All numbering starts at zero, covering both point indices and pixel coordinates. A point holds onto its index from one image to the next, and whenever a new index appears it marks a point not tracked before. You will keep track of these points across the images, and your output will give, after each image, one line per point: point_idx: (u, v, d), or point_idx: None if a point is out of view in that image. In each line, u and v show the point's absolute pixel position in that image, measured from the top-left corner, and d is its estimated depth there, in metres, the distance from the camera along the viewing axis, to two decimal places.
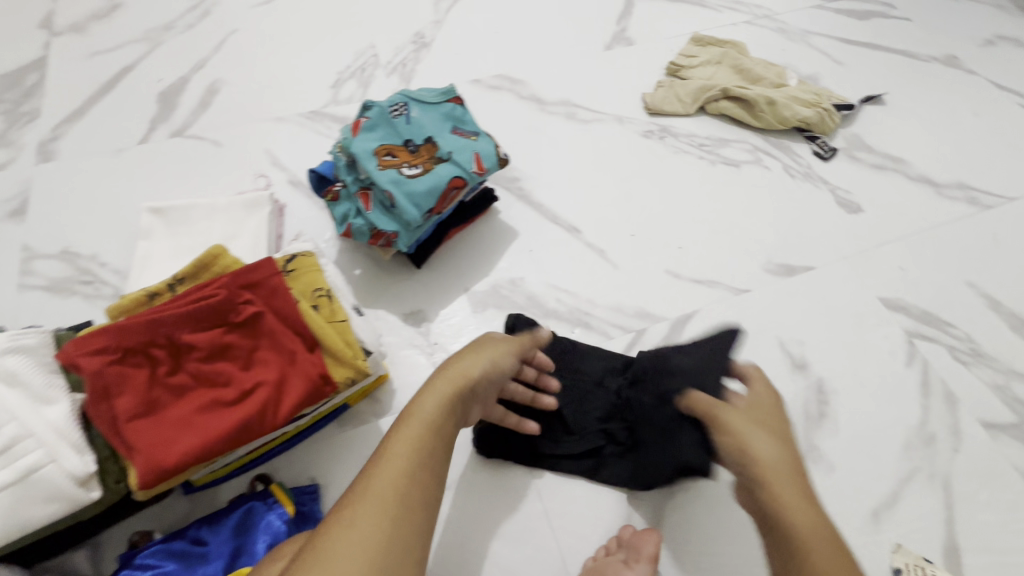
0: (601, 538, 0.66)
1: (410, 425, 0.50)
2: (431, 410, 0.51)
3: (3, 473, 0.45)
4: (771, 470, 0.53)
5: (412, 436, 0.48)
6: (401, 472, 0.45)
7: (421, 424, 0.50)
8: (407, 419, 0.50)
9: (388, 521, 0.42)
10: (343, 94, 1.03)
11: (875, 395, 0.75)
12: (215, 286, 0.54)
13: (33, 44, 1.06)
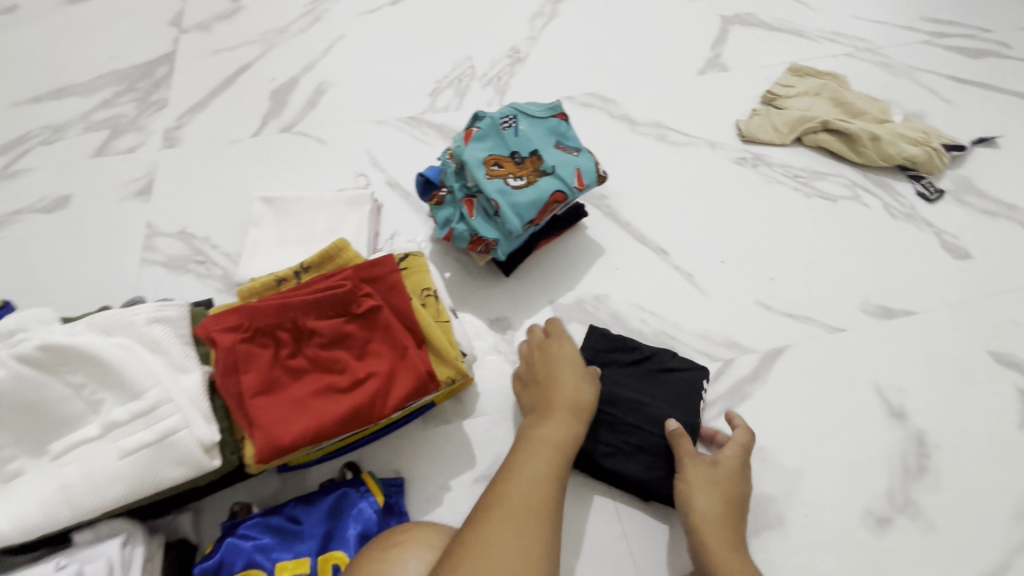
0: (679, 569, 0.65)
1: (535, 446, 0.60)
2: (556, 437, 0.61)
3: (146, 433, 0.48)
4: (707, 520, 0.60)
5: (539, 456, 0.58)
6: (540, 485, 0.54)
7: (546, 444, 0.60)
8: (533, 440, 0.61)
9: (534, 522, 0.51)
10: (440, 102, 1.07)
11: (980, 454, 0.71)
12: (339, 278, 0.56)
13: (162, 38, 1.15)
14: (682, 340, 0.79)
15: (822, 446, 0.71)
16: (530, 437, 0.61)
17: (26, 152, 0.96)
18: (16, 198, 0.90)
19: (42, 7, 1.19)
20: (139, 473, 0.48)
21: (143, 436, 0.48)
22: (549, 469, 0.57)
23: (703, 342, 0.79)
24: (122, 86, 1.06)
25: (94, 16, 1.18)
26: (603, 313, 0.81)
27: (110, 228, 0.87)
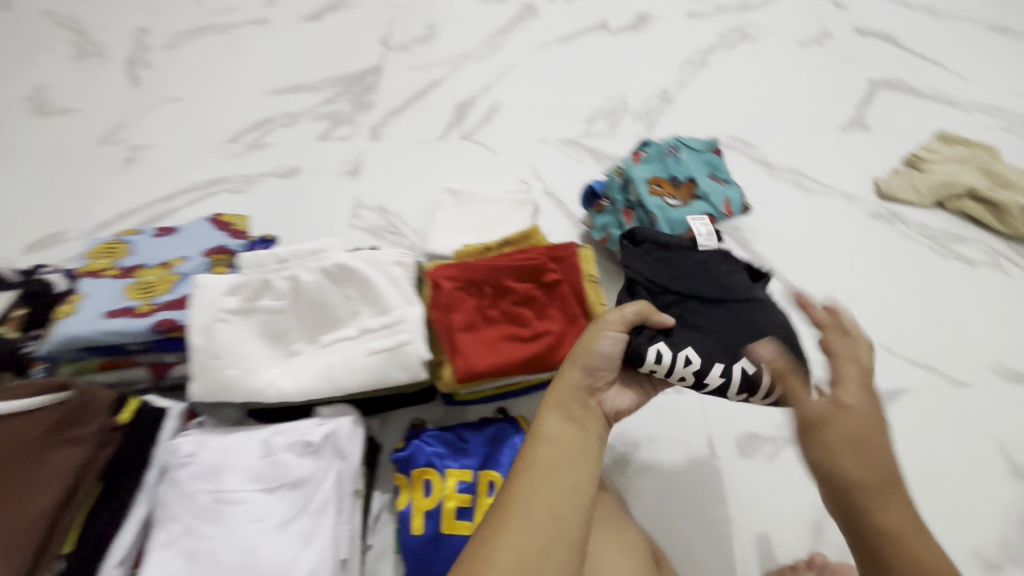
0: (782, 559, 0.72)
1: (537, 446, 0.51)
2: (555, 429, 0.52)
3: (386, 341, 0.65)
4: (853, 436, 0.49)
5: (546, 461, 0.50)
6: (535, 496, 0.47)
7: (552, 443, 0.51)
8: (534, 438, 0.52)
9: (533, 544, 0.45)
10: (595, 129, 1.22)
11: None
12: (532, 253, 0.71)
13: (373, 53, 1.40)
14: None
15: (936, 487, 0.76)
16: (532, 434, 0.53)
17: (270, 130, 1.22)
18: (261, 163, 1.15)
19: (286, 22, 1.50)
20: (378, 368, 0.65)
21: (384, 343, 0.65)
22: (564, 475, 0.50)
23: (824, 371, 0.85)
24: (341, 87, 1.31)
25: (323, 31, 1.46)
26: None
27: (326, 195, 1.09)
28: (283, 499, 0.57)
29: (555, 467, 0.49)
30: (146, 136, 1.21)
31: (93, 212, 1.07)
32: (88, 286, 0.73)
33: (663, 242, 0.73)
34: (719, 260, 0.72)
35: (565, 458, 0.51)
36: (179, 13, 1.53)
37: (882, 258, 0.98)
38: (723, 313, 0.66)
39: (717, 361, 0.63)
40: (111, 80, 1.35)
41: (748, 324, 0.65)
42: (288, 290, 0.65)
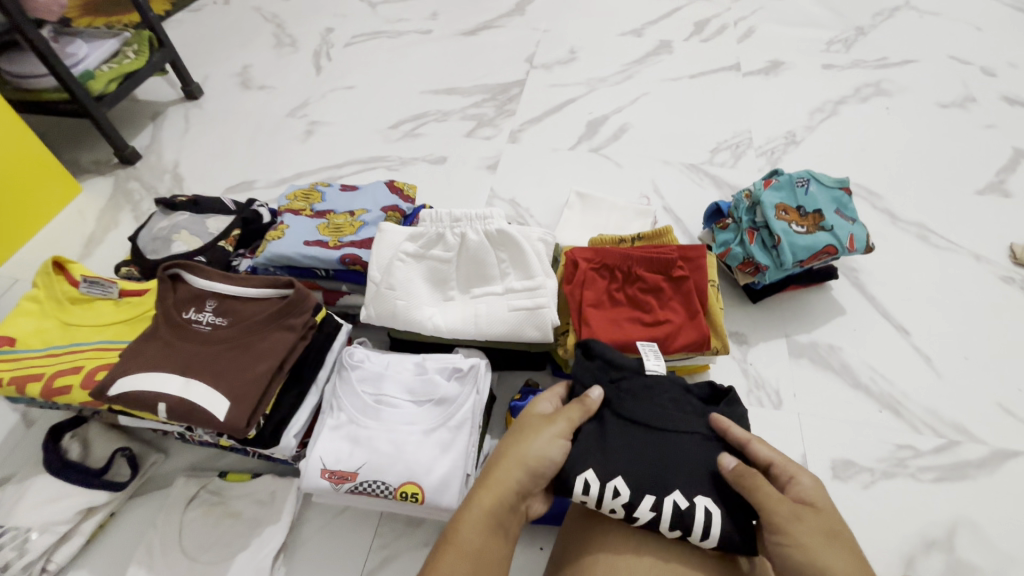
0: None
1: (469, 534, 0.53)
2: (473, 536, 0.53)
3: (527, 302, 0.75)
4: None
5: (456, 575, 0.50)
6: None
7: (487, 539, 0.53)
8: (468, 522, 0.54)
9: None
10: (718, 159, 1.28)
11: None
12: (664, 250, 0.78)
13: (519, 69, 1.56)
14: (910, 407, 0.86)
15: None
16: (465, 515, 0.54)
17: (424, 122, 1.39)
18: (414, 149, 1.32)
19: (446, 35, 1.70)
20: (516, 324, 0.74)
21: (525, 304, 0.74)
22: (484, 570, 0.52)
23: (931, 417, 0.85)
24: (487, 94, 1.47)
25: (476, 46, 1.65)
26: (834, 360, 0.91)
27: (467, 183, 1.23)
28: (430, 411, 0.68)
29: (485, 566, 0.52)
30: (324, 115, 1.42)
31: (275, 168, 1.28)
32: (290, 219, 0.89)
33: (614, 359, 0.66)
34: (673, 389, 0.64)
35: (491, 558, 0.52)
36: (359, 20, 1.79)
37: (1008, 322, 0.96)
38: (655, 451, 0.59)
39: (648, 494, 0.56)
40: (299, 66, 1.61)
41: (683, 464, 0.58)
42: (457, 244, 0.77)
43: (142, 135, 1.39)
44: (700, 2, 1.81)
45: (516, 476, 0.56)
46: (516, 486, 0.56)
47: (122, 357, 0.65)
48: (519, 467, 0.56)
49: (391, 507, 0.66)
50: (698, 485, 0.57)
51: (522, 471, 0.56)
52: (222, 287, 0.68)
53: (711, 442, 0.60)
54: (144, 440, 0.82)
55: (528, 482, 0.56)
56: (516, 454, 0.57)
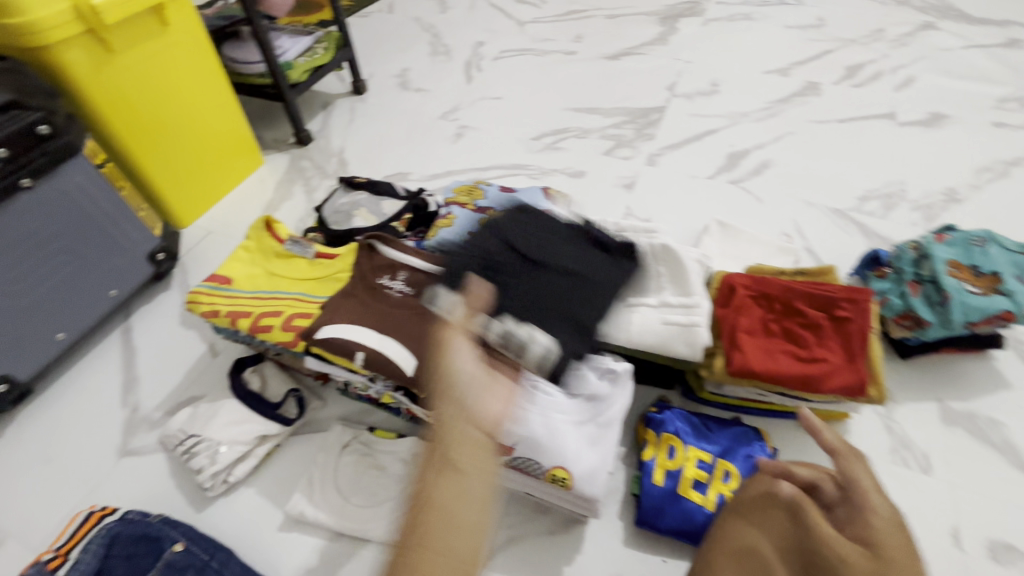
0: None
1: (453, 483, 0.55)
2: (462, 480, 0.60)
3: (681, 317, 0.76)
4: None
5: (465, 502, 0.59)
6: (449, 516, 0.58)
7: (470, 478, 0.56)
8: (461, 479, 0.56)
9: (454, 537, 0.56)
10: (867, 207, 1.24)
11: None
12: (827, 289, 0.78)
13: (660, 96, 1.59)
14: None
15: None
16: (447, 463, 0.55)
17: (565, 137, 1.46)
18: (555, 161, 1.39)
19: (590, 57, 1.78)
20: (667, 337, 0.76)
21: (680, 319, 0.76)
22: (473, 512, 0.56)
23: None
24: (628, 117, 1.52)
25: (619, 70, 1.71)
26: (995, 435, 0.85)
27: (604, 199, 1.27)
28: (580, 405, 0.72)
29: (466, 496, 0.55)
30: (473, 121, 1.53)
31: (427, 164, 1.39)
32: (457, 211, 0.96)
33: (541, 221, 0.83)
34: (549, 232, 0.81)
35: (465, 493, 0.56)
36: (508, 36, 1.91)
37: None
38: (502, 275, 0.76)
39: (433, 290, 0.72)
40: (452, 73, 1.74)
41: (522, 293, 0.74)
42: (619, 253, 0.81)
43: (314, 120, 1.57)
44: (854, 46, 1.75)
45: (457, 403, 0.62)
46: (474, 422, 0.59)
47: (324, 308, 0.75)
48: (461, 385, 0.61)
49: (535, 488, 0.70)
50: (522, 308, 0.73)
51: (473, 390, 0.62)
52: (413, 261, 0.77)
53: (547, 280, 0.75)
54: (304, 384, 0.91)
55: (463, 382, 0.61)
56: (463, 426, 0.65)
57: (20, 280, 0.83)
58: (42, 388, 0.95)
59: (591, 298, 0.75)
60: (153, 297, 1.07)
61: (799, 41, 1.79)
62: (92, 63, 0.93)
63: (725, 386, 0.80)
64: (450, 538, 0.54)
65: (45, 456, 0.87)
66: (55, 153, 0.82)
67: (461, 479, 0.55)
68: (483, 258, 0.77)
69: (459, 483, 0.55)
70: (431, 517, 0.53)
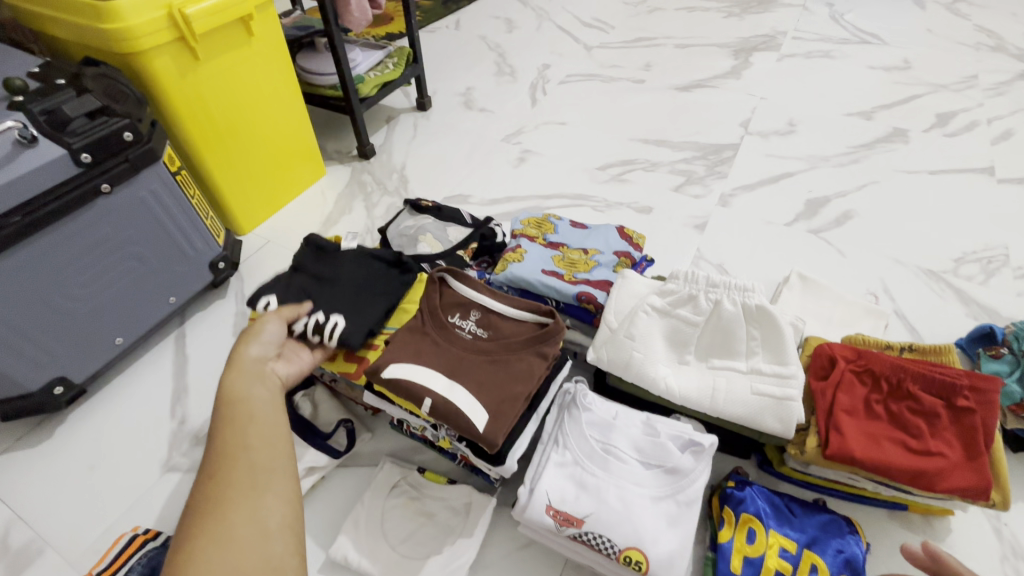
0: None
1: (239, 446, 0.50)
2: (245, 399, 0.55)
3: (775, 388, 0.69)
4: None
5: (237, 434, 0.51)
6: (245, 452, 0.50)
7: (251, 449, 0.50)
8: (235, 458, 0.48)
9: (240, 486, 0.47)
10: (963, 271, 1.13)
11: None
12: (945, 371, 0.69)
13: (733, 133, 1.53)
14: None
15: None
16: (217, 473, 0.47)
17: (632, 169, 1.40)
18: (621, 194, 1.33)
19: (659, 87, 1.72)
20: (759, 410, 0.69)
21: (774, 390, 0.69)
22: (271, 482, 0.48)
23: None
24: (699, 152, 1.45)
25: (690, 103, 1.65)
26: None
27: (673, 239, 1.21)
28: (659, 478, 0.65)
29: (262, 464, 0.49)
30: (536, 146, 1.50)
31: (489, 187, 1.36)
32: (526, 245, 0.92)
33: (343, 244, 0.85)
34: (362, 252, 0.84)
35: (268, 468, 0.49)
36: (576, 61, 1.88)
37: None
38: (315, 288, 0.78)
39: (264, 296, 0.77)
40: (517, 95, 1.71)
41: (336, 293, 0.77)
42: (709, 309, 0.74)
43: (377, 134, 1.57)
44: (945, 92, 1.65)
45: (241, 378, 0.58)
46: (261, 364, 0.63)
47: (389, 343, 0.71)
48: (255, 346, 0.65)
49: (604, 564, 0.64)
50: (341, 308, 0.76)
51: (260, 349, 0.65)
52: (487, 301, 0.73)
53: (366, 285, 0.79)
54: (355, 414, 0.88)
55: (262, 362, 0.63)
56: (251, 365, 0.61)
57: (87, 284, 0.82)
58: (94, 389, 0.94)
59: (396, 287, 0.80)
60: (209, 303, 1.06)
61: (884, 84, 1.69)
62: (178, 70, 0.94)
63: (816, 467, 0.72)
64: (255, 521, 0.45)
65: (91, 462, 0.85)
66: (137, 160, 0.82)
67: (232, 463, 0.48)
68: (301, 283, 0.79)
69: (238, 466, 0.48)
70: (209, 514, 0.44)
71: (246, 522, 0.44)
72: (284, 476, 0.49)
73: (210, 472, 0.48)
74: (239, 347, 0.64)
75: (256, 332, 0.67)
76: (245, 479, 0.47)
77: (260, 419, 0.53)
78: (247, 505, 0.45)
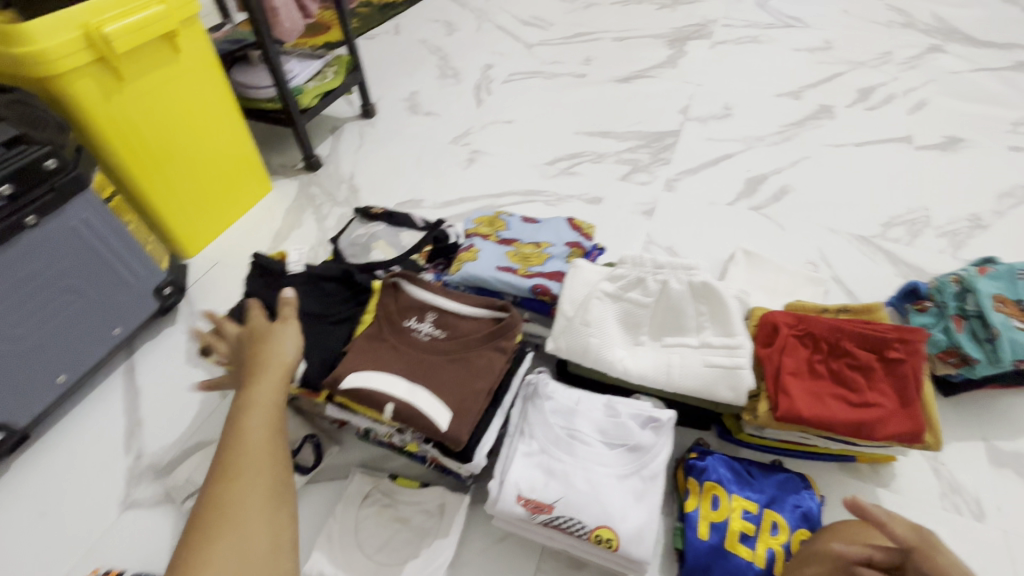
0: None
1: (250, 444, 0.52)
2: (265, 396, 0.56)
3: (725, 359, 0.72)
4: None
5: (245, 434, 0.52)
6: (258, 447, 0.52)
7: (257, 453, 0.51)
8: (242, 465, 0.50)
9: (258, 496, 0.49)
10: (891, 234, 1.21)
11: None
12: (876, 327, 0.75)
13: (673, 120, 1.58)
14: None
15: None
16: (226, 474, 0.50)
17: (580, 162, 1.44)
18: (571, 186, 1.36)
19: (600, 80, 1.76)
20: (713, 380, 0.72)
21: (724, 360, 0.72)
22: (277, 489, 0.50)
23: None
24: (642, 141, 1.50)
25: (630, 93, 1.69)
26: None
27: (624, 226, 1.24)
28: (623, 456, 0.67)
29: (266, 469, 0.51)
30: (484, 145, 1.51)
31: (440, 190, 1.36)
32: (479, 243, 0.93)
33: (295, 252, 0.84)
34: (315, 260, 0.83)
35: (266, 500, 0.49)
36: (517, 59, 1.90)
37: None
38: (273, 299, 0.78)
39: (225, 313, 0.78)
40: (462, 97, 1.72)
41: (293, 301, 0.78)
42: (657, 291, 0.78)
43: (323, 144, 1.54)
44: (863, 69, 1.75)
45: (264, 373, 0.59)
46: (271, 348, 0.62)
47: (348, 352, 0.71)
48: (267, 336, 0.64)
49: (579, 548, 0.65)
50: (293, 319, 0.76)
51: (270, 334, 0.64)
52: (443, 301, 0.73)
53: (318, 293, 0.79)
54: (321, 427, 0.86)
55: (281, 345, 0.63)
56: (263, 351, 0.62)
57: (19, 323, 0.78)
58: (39, 433, 0.89)
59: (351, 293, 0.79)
60: (159, 331, 1.02)
61: (809, 65, 1.79)
62: (101, 94, 0.90)
63: (769, 429, 0.76)
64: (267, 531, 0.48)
65: (42, 509, 0.81)
66: (64, 188, 0.78)
67: (237, 466, 0.50)
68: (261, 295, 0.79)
69: (241, 488, 0.49)
70: (215, 513, 0.47)
71: (235, 554, 0.45)
72: (280, 510, 0.49)
73: (222, 470, 0.50)
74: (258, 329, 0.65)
75: (278, 342, 0.63)
76: (246, 505, 0.48)
77: (271, 420, 0.55)
78: (253, 514, 0.48)
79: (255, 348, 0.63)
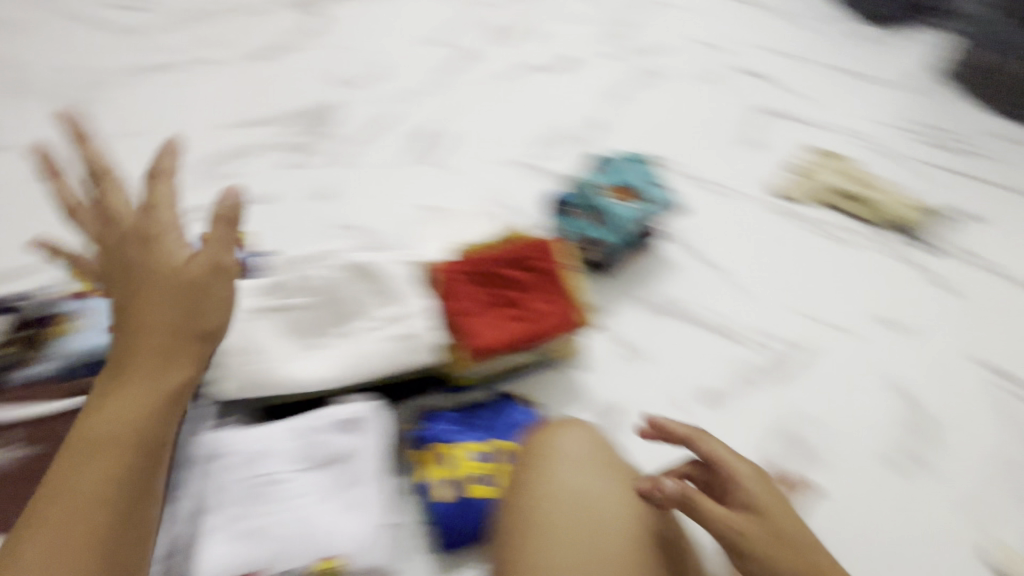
0: None
1: (91, 473, 0.58)
2: (109, 416, 0.62)
3: (399, 329, 0.75)
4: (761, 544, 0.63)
5: (79, 467, 0.58)
6: (103, 473, 0.58)
7: (98, 480, 0.58)
8: (71, 488, 0.57)
9: (85, 518, 0.56)
10: (540, 151, 1.39)
11: (961, 425, 0.94)
12: (522, 244, 0.84)
13: (325, 81, 1.46)
14: (740, 333, 1.02)
15: (844, 413, 0.94)
16: (50, 502, 0.56)
17: (236, 162, 1.28)
18: (233, 192, 1.22)
19: (226, 46, 1.49)
20: (400, 354, 0.74)
21: (400, 331, 0.75)
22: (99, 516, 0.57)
23: (759, 336, 1.02)
24: (299, 116, 1.38)
25: (269, 58, 1.49)
26: (681, 311, 1.04)
27: (308, 223, 1.19)
28: (322, 474, 0.73)
29: (105, 495, 0.57)
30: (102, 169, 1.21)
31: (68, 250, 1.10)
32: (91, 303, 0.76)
33: None
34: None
35: (87, 543, 0.55)
36: (100, 29, 1.46)
37: (798, 245, 1.18)
38: None
39: None
40: (49, 111, 1.32)
41: None
42: (306, 292, 0.76)
43: None
44: None
45: (108, 405, 0.62)
46: (149, 367, 0.64)
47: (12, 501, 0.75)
48: (127, 328, 0.66)
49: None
50: None
51: (134, 326, 0.66)
52: None
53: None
54: None
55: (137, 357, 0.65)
56: (128, 377, 0.63)
57: None
58: None
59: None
60: None
61: None
62: None
63: (473, 370, 0.81)
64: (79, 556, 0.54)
65: None
66: None
67: (62, 496, 0.56)
68: None
69: (57, 515, 0.55)
70: (40, 524, 0.55)
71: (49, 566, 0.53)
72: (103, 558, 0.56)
73: (57, 489, 0.57)
74: (142, 319, 0.65)
75: (151, 327, 0.65)
76: (59, 533, 0.55)
77: (129, 442, 0.61)
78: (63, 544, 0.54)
79: (123, 343, 0.65)
